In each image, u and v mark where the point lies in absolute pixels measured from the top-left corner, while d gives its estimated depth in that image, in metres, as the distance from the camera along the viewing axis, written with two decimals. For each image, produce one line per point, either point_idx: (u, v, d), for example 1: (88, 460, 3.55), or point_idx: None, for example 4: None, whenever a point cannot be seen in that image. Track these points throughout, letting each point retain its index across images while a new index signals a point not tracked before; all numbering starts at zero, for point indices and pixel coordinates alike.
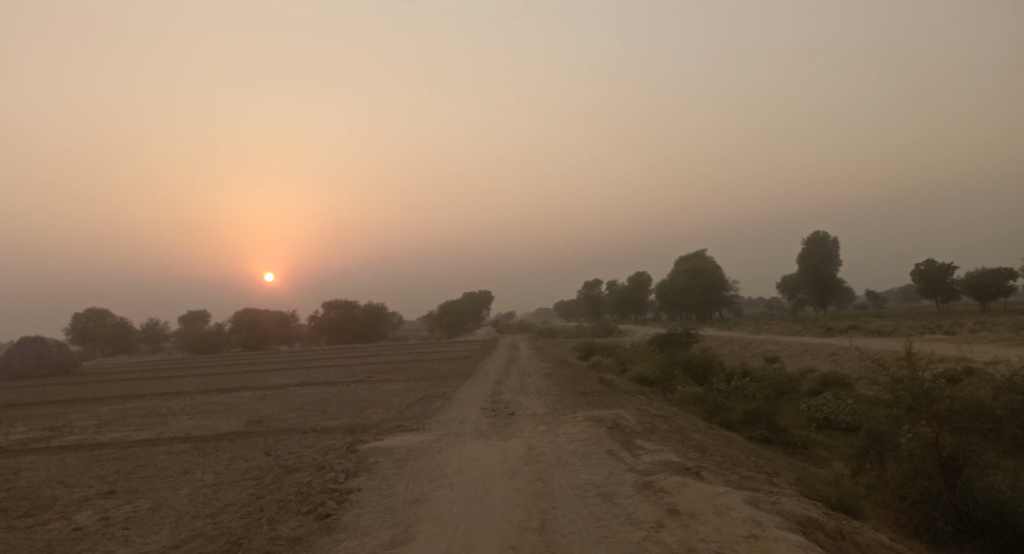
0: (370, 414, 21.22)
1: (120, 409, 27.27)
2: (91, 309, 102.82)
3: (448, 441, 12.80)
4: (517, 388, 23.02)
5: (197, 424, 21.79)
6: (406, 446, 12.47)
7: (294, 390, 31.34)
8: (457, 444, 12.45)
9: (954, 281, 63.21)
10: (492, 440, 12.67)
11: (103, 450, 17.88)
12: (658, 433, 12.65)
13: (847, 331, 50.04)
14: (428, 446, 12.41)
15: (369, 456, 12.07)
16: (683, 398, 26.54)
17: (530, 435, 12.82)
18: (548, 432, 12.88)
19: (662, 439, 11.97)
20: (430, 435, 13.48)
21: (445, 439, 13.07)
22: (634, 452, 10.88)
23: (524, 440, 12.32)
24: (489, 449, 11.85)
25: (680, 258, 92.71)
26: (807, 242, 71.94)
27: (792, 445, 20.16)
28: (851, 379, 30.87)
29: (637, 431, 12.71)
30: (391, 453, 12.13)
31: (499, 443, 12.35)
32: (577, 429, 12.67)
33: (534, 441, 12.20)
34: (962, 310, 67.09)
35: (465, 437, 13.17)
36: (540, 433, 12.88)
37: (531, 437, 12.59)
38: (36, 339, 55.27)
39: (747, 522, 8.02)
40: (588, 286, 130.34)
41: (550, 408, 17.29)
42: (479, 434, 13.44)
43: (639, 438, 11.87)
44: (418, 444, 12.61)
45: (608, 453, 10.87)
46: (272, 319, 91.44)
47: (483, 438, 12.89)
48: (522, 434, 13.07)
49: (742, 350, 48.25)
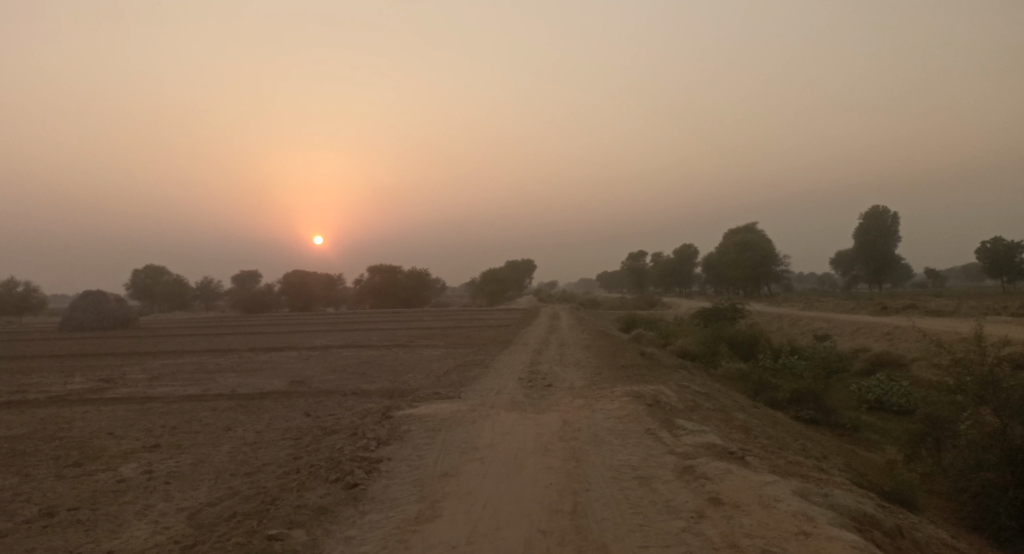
0: (410, 378, 21.25)
1: (171, 364, 27.87)
2: (148, 266, 105.65)
3: (483, 412, 12.63)
4: (557, 359, 22.80)
5: (242, 381, 22.10)
6: (441, 415, 12.33)
7: (338, 352, 31.64)
8: (492, 416, 12.26)
9: (1023, 260, 60.59)
10: (528, 412, 12.47)
11: (150, 404, 18.21)
12: (699, 412, 12.27)
13: (902, 310, 48.58)
14: (462, 416, 12.25)
15: (404, 423, 11.97)
16: (727, 374, 26.02)
17: (566, 408, 12.57)
18: (586, 406, 12.62)
19: (703, 418, 11.59)
20: (465, 405, 13.33)
21: (481, 409, 12.91)
22: (674, 433, 10.53)
23: (560, 415, 12.07)
24: (524, 423, 11.63)
25: (730, 231, 91.00)
26: (863, 218, 69.82)
27: (840, 428, 19.61)
28: (905, 360, 29.91)
29: (678, 408, 12.35)
30: (425, 422, 12.01)
31: (534, 416, 12.15)
32: (616, 405, 12.36)
33: (570, 416, 11.93)
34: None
35: (500, 408, 12.98)
36: (579, 407, 12.62)
37: (568, 411, 12.34)
38: (94, 293, 56.89)
39: (795, 517, 7.63)
40: (635, 257, 129.13)
41: (590, 380, 17.03)
42: (515, 405, 13.26)
43: (680, 416, 11.51)
44: (453, 413, 12.48)
45: (647, 432, 10.55)
46: (321, 281, 92.77)
47: (518, 410, 12.69)
48: (559, 407, 12.82)
49: (790, 326, 47.23)
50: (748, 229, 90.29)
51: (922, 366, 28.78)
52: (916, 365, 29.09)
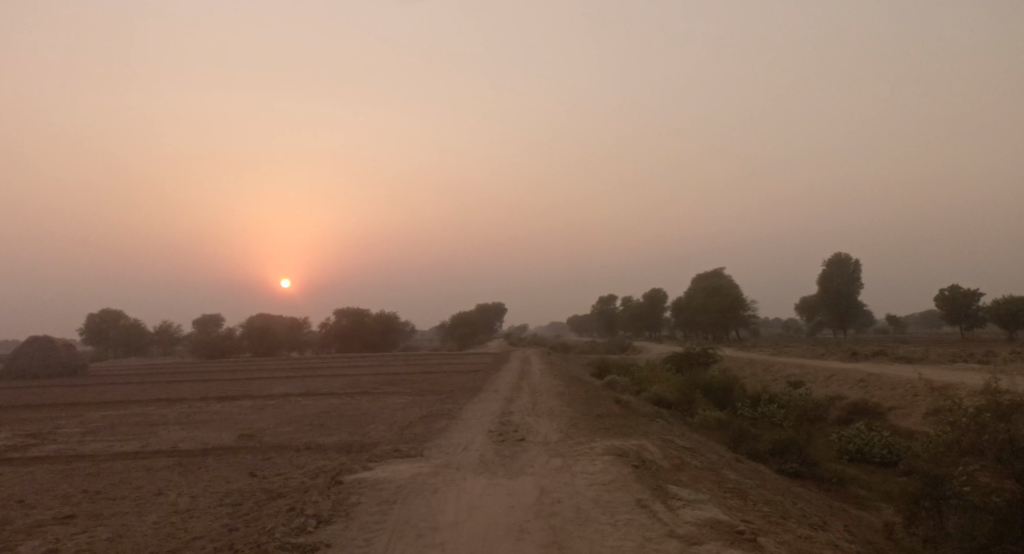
0: (371, 430, 19.78)
1: (112, 415, 25.92)
2: (105, 310, 102.30)
3: (447, 476, 11.28)
4: (528, 408, 21.56)
5: (187, 436, 20.38)
6: (397, 481, 10.95)
7: (296, 401, 29.90)
8: (457, 481, 10.94)
9: (982, 306, 60.82)
10: (498, 476, 11.17)
11: (78, 464, 16.48)
12: (689, 473, 11.08)
13: (872, 357, 48.03)
14: (421, 482, 10.89)
15: (355, 493, 10.55)
16: (704, 422, 24.96)
17: (542, 472, 11.26)
18: (563, 468, 11.32)
19: (697, 482, 10.42)
20: (428, 467, 11.98)
21: (444, 472, 11.56)
22: (670, 506, 9.29)
23: (534, 480, 10.75)
24: (494, 491, 10.32)
25: (697, 276, 90.93)
26: (827, 264, 70.00)
27: (826, 482, 18.64)
28: (884, 408, 29.09)
29: (666, 469, 11.11)
30: (379, 490, 10.63)
31: (505, 481, 10.84)
32: (597, 466, 11.10)
33: (547, 481, 10.64)
34: (987, 337, 64.84)
35: (467, 470, 11.66)
36: (555, 470, 11.30)
37: (543, 474, 11.03)
38: (42, 338, 54.18)
39: None
40: (603, 301, 128.68)
41: (564, 433, 15.77)
42: (483, 466, 11.92)
43: (672, 482, 10.28)
44: (411, 478, 11.11)
45: (639, 505, 9.30)
46: (284, 326, 90.46)
47: (487, 473, 11.36)
48: (532, 469, 11.50)
49: (763, 372, 46.43)
50: (715, 273, 90.28)
51: (902, 415, 27.97)
52: (895, 414, 28.29)
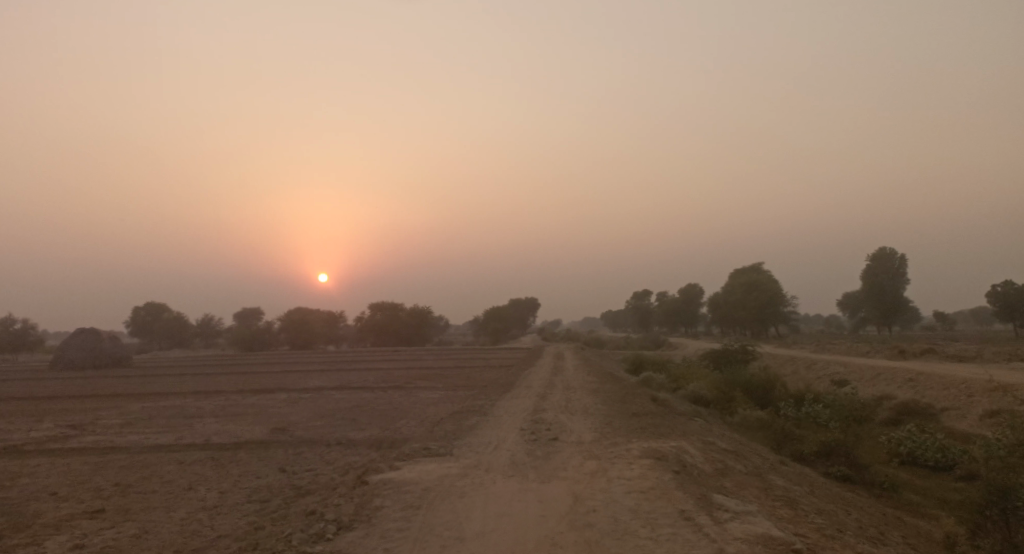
0: (402, 426, 19.48)
1: (149, 407, 26.04)
2: (149, 303, 104.10)
3: (476, 478, 10.86)
4: (562, 405, 21.07)
5: (220, 429, 20.30)
6: (424, 484, 10.55)
7: (329, 395, 29.78)
8: (486, 484, 10.52)
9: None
10: (531, 479, 10.71)
11: (111, 456, 16.42)
12: (733, 480, 10.54)
13: (919, 355, 46.45)
14: (449, 485, 10.49)
15: (381, 496, 10.19)
16: (745, 421, 24.24)
17: (576, 476, 10.79)
18: (599, 472, 10.84)
19: (744, 493, 9.88)
20: (458, 468, 11.59)
21: (474, 474, 11.14)
22: (716, 520, 8.76)
23: (568, 485, 10.27)
24: (526, 497, 9.87)
25: (736, 271, 89.32)
26: (871, 259, 68.13)
27: (875, 487, 17.88)
28: (935, 410, 27.98)
29: (709, 476, 10.57)
30: (405, 492, 10.26)
31: (536, 486, 10.38)
32: (635, 472, 10.61)
33: (582, 487, 10.17)
34: None
35: (496, 473, 11.23)
36: (590, 474, 10.81)
37: (578, 479, 10.54)
38: (86, 330, 55.11)
39: None
40: (640, 296, 127.44)
41: (600, 433, 15.29)
42: (514, 468, 11.47)
43: (716, 491, 9.73)
44: (439, 481, 10.71)
45: (683, 518, 8.78)
46: (321, 319, 91.07)
47: (518, 477, 10.90)
48: (566, 473, 11.02)
49: (805, 370, 45.27)
50: (754, 269, 88.62)
51: (953, 417, 26.90)
52: (947, 416, 27.19)
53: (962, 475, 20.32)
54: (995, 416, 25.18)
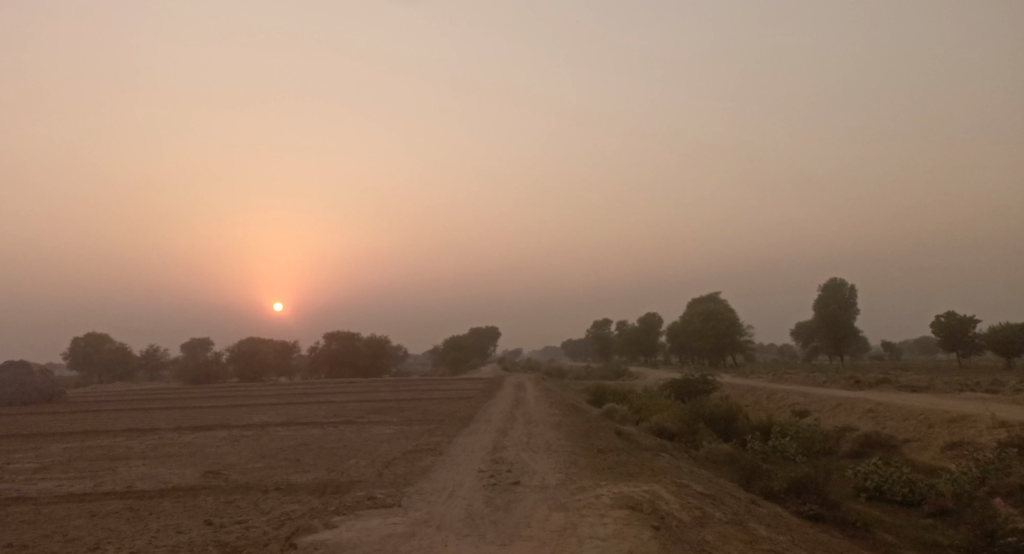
0: (350, 466, 18.03)
1: (74, 448, 23.99)
2: (91, 334, 100.04)
3: (424, 541, 9.53)
4: (522, 442, 19.84)
5: (148, 473, 18.57)
6: (362, 550, 9.24)
7: (275, 432, 27.97)
8: (435, 549, 9.23)
9: (977, 334, 59.25)
10: (489, 541, 9.41)
11: (17, 508, 14.71)
12: (716, 536, 9.46)
13: (876, 385, 46.23)
14: (391, 552, 9.16)
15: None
16: (711, 455, 23.29)
17: (541, 535, 9.56)
18: (567, 531, 9.61)
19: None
20: (406, 525, 10.25)
21: (422, 534, 9.82)
22: None
23: (533, 549, 9.04)
24: None
25: (692, 301, 89.37)
26: (822, 289, 68.59)
27: (849, 527, 16.98)
28: (897, 441, 27.35)
29: (690, 533, 9.46)
30: None
31: (495, 551, 9.11)
32: (609, 529, 9.44)
33: (550, 551, 8.96)
34: (986, 365, 63.21)
35: (448, 531, 9.94)
36: (557, 533, 9.58)
37: (543, 540, 9.32)
38: (19, 363, 52.04)
39: None
40: (598, 325, 127.12)
41: (564, 475, 14.13)
42: (469, 525, 10.16)
43: None
44: (379, 545, 9.39)
45: None
46: (272, 350, 88.41)
47: (473, 537, 9.63)
48: (529, 531, 9.75)
49: (765, 400, 44.68)
50: (711, 299, 88.76)
51: (916, 448, 26.32)
52: (910, 447, 26.58)
53: (932, 510, 19.60)
54: (958, 447, 24.64)
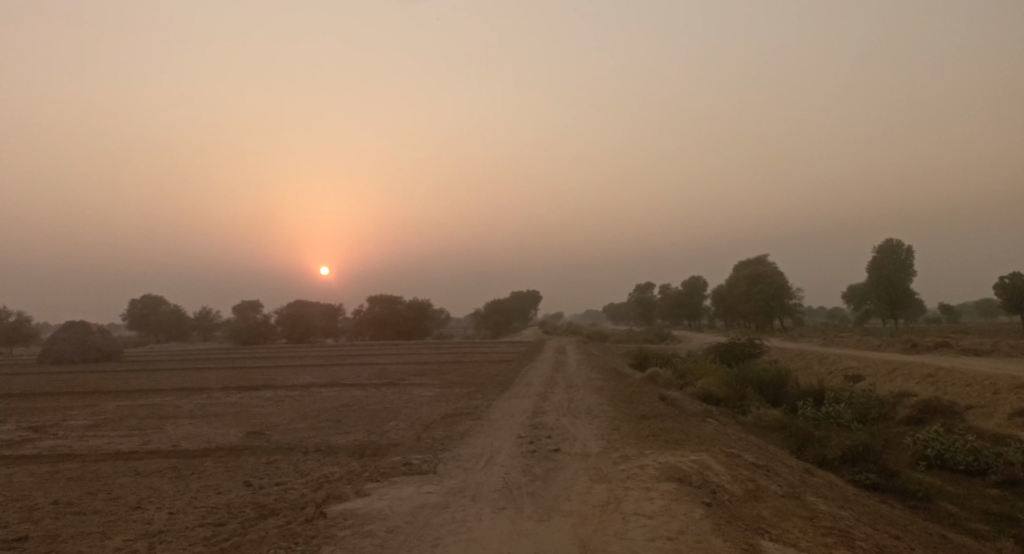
0: (390, 429, 17.82)
1: (124, 406, 24.33)
2: (146, 296, 102.67)
3: (457, 514, 9.19)
4: (564, 406, 19.40)
5: (193, 432, 18.66)
6: (394, 525, 8.90)
7: (318, 393, 28.05)
8: (468, 524, 8.85)
9: None
10: (527, 516, 9.01)
11: (63, 466, 14.83)
12: (772, 516, 8.91)
13: (933, 349, 44.61)
14: (422, 527, 8.81)
15: (343, 545, 8.48)
16: (760, 421, 22.56)
17: (581, 511, 9.10)
18: (610, 506, 9.14)
19: (786, 543, 8.19)
20: (440, 496, 9.92)
21: (456, 506, 9.49)
22: None
23: (573, 526, 8.61)
24: (515, 545, 8.22)
25: (740, 263, 87.56)
26: (876, 251, 66.23)
27: (910, 497, 16.21)
28: (958, 408, 26.21)
29: (743, 513, 8.91)
30: (366, 537, 8.63)
31: (532, 528, 8.68)
32: (655, 506, 8.94)
33: (590, 529, 8.53)
34: None
35: (483, 504, 9.54)
36: (600, 508, 9.14)
37: (584, 516, 8.89)
38: (77, 324, 53.42)
39: None
40: (642, 288, 125.88)
41: (607, 441, 13.63)
42: (506, 497, 9.76)
43: (756, 538, 8.11)
44: (411, 520, 9.04)
45: None
46: (320, 313, 89.56)
47: (509, 511, 9.23)
48: (570, 505, 9.30)
49: (816, 364, 43.52)
50: (760, 261, 86.81)
51: (981, 415, 25.16)
52: (972, 414, 25.46)
53: (999, 480, 18.66)
54: None
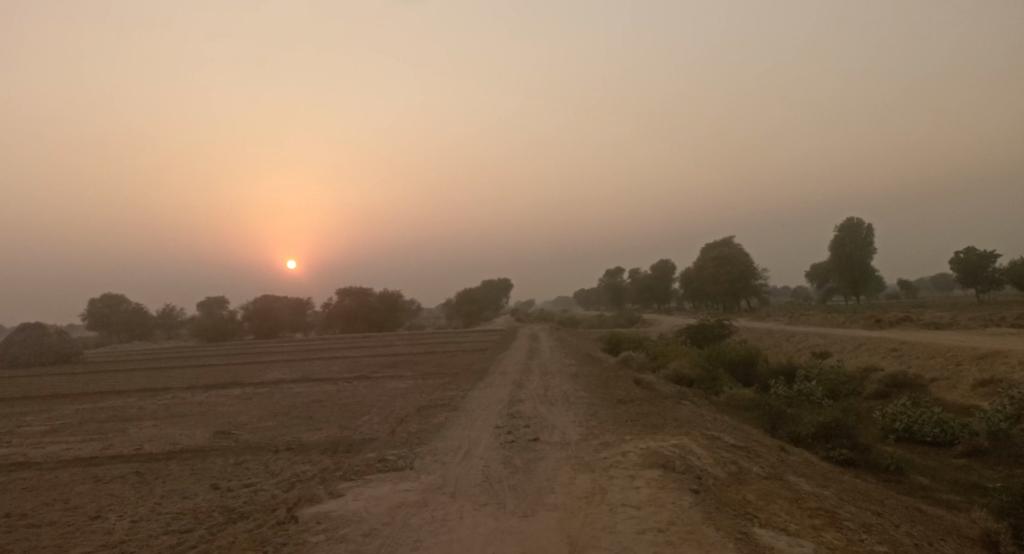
0: (363, 423, 17.41)
1: (86, 410, 23.54)
2: (107, 295, 100.35)
3: (437, 512, 8.88)
4: (539, 394, 19.16)
5: (157, 434, 18.06)
6: (371, 528, 8.56)
7: (288, 389, 27.46)
8: (448, 523, 8.55)
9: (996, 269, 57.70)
10: (510, 513, 8.74)
11: (20, 475, 14.20)
12: (758, 501, 8.77)
13: (897, 324, 45.23)
14: (400, 529, 8.48)
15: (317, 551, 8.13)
16: (733, 400, 22.55)
17: (565, 504, 8.85)
18: (595, 498, 8.92)
19: (775, 530, 8.06)
20: (418, 494, 9.61)
21: (434, 504, 9.17)
22: None
23: (559, 521, 8.37)
24: (498, 544, 7.95)
25: (706, 245, 88.13)
26: (838, 229, 67.01)
27: (882, 471, 16.26)
28: (924, 380, 26.52)
29: (729, 499, 8.76)
30: (342, 542, 8.28)
31: (515, 525, 8.41)
32: (641, 496, 8.74)
33: (576, 523, 8.30)
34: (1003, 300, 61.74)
35: (463, 501, 9.24)
36: (585, 500, 8.92)
37: (570, 509, 8.66)
38: (34, 326, 51.89)
39: None
40: (611, 273, 126.28)
41: (585, 428, 13.42)
42: (486, 492, 9.49)
43: (745, 525, 7.96)
44: (389, 521, 8.71)
45: None
46: (287, 307, 88.30)
47: (491, 507, 8.96)
48: (553, 499, 9.05)
49: (784, 343, 43.85)
50: (726, 243, 87.40)
51: (945, 387, 25.49)
52: (938, 386, 25.77)
53: (967, 450, 18.87)
54: (990, 385, 23.80)
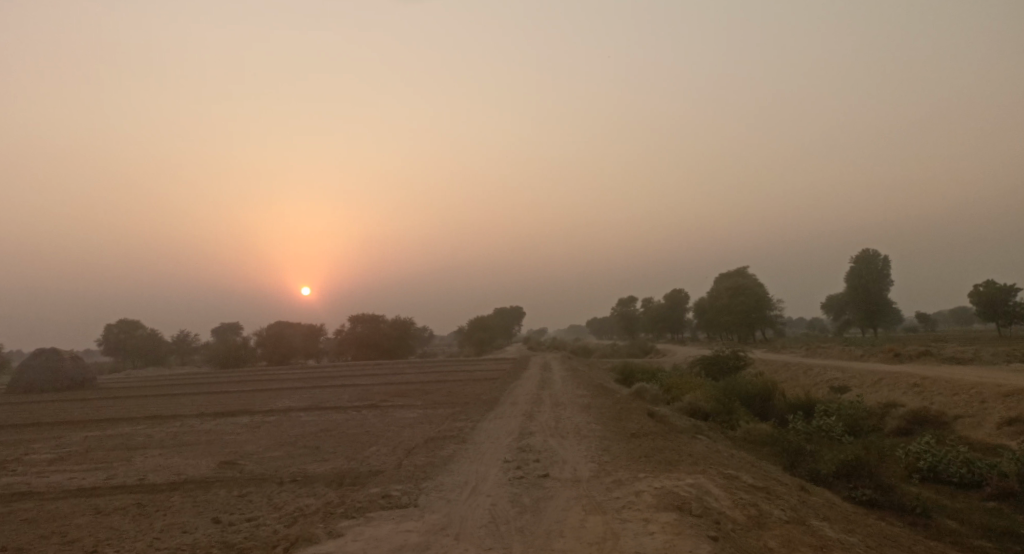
0: (370, 455, 17.06)
1: (93, 437, 23.32)
2: (123, 321, 100.78)
3: None
4: (550, 426, 18.75)
5: (162, 464, 17.77)
6: None
7: (297, 418, 27.14)
8: None
9: (1017, 303, 56.81)
10: None
11: (21, 505, 13.95)
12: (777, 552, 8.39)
13: (916, 358, 44.43)
14: None
15: None
16: (750, 435, 22.01)
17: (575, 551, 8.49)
18: (607, 544, 8.53)
19: None
20: (420, 535, 9.26)
21: (438, 547, 8.85)
22: None
23: None
24: None
25: (721, 275, 87.60)
26: (854, 261, 66.41)
27: (908, 513, 15.69)
28: (947, 418, 25.83)
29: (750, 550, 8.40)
30: None
31: None
32: (656, 543, 8.39)
33: None
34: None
35: (468, 544, 8.90)
36: (597, 544, 8.60)
37: None
38: (48, 351, 51.99)
39: None
40: (625, 302, 125.73)
41: (597, 465, 13.03)
42: (492, 535, 9.14)
43: None
44: None
45: None
46: (300, 333, 88.26)
47: (498, 552, 8.61)
48: (563, 542, 8.73)
49: (801, 376, 43.11)
50: (740, 274, 86.76)
51: (969, 425, 24.80)
52: (961, 424, 25.09)
53: (995, 492, 18.22)
54: (1016, 424, 23.12)
